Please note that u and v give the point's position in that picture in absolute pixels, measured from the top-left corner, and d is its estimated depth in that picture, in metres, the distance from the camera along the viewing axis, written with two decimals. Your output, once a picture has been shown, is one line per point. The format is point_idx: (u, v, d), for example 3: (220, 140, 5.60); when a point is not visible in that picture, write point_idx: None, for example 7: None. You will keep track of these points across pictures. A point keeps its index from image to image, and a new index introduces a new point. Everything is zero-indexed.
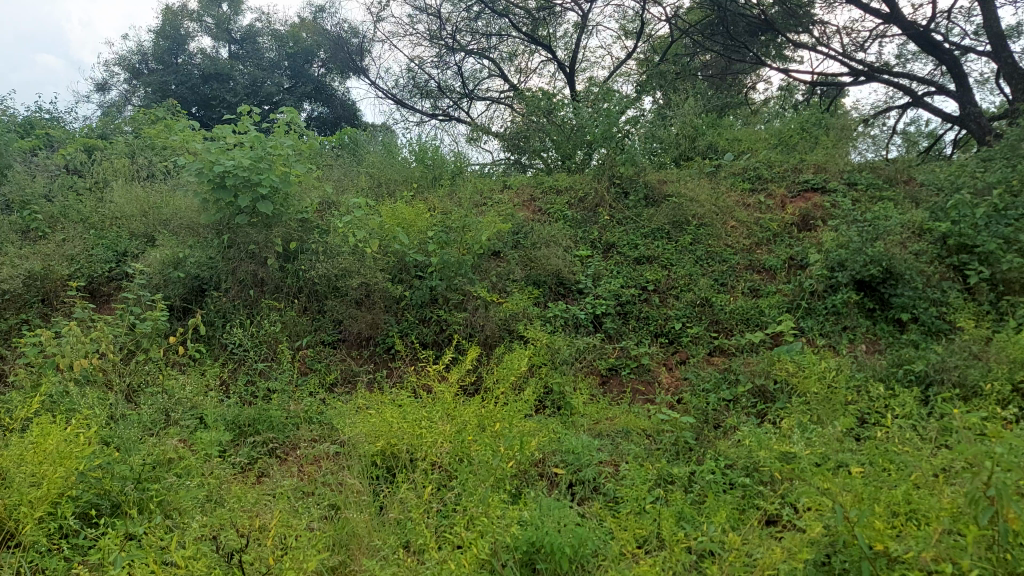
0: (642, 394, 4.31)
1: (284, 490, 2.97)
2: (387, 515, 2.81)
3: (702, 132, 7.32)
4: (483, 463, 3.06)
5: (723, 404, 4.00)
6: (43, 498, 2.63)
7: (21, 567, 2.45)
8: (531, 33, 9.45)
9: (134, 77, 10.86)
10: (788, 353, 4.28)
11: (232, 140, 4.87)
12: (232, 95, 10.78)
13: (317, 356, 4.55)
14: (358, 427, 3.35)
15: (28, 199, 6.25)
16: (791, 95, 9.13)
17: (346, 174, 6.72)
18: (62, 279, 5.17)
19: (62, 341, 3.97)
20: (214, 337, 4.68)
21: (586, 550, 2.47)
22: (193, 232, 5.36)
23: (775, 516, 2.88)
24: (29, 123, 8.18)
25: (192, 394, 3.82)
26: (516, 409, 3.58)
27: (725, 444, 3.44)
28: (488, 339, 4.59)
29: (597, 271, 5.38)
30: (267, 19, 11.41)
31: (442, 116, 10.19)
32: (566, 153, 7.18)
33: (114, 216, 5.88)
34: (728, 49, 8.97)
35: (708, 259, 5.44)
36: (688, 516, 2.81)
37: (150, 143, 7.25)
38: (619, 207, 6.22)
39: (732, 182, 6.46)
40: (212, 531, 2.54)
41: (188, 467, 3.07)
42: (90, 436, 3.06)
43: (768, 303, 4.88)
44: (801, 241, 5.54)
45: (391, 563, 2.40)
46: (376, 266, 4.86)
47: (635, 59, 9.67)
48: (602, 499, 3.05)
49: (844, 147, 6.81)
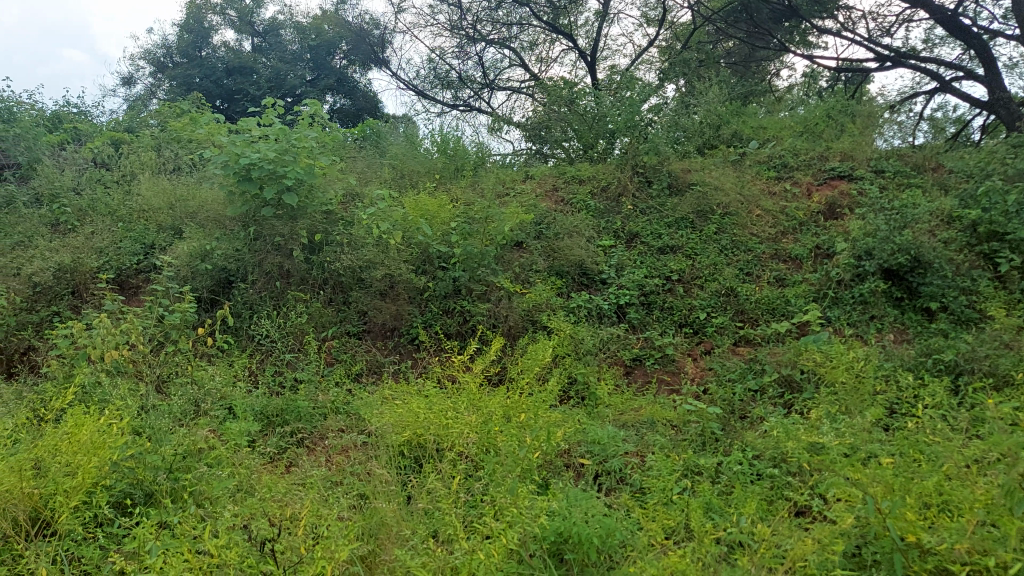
0: (667, 384, 4.30)
1: (313, 479, 2.98)
2: (415, 504, 2.82)
3: (726, 121, 7.29)
4: (510, 454, 3.05)
5: (749, 394, 3.99)
6: (77, 487, 2.63)
7: (58, 556, 2.48)
8: (552, 21, 9.34)
9: (160, 69, 11.16)
10: (815, 342, 4.24)
11: (257, 132, 4.93)
12: (255, 87, 10.85)
13: (343, 347, 4.57)
14: (385, 417, 3.37)
15: (58, 192, 6.35)
16: (816, 81, 8.99)
17: (370, 165, 6.74)
18: (91, 271, 5.23)
19: (92, 333, 3.99)
20: (242, 329, 4.73)
21: (614, 539, 2.44)
22: (220, 224, 5.40)
23: (805, 507, 2.85)
24: (57, 116, 8.31)
25: (222, 386, 3.86)
26: (542, 400, 3.57)
27: (752, 435, 3.42)
28: (511, 330, 4.58)
29: (621, 262, 5.36)
30: (289, 11, 11.34)
31: (463, 106, 10.16)
32: (587, 143, 7.10)
33: (141, 209, 5.94)
34: (752, 36, 8.85)
35: (733, 248, 5.39)
36: (717, 507, 2.78)
37: (176, 136, 7.34)
38: (643, 196, 6.19)
39: (757, 171, 6.42)
40: (244, 520, 2.56)
41: (219, 457, 3.12)
42: (123, 426, 3.08)
43: (793, 292, 4.84)
44: (828, 229, 5.48)
45: (421, 552, 2.39)
46: (399, 258, 4.86)
47: (657, 47, 9.59)
48: (629, 489, 3.03)
49: (870, 133, 6.69)
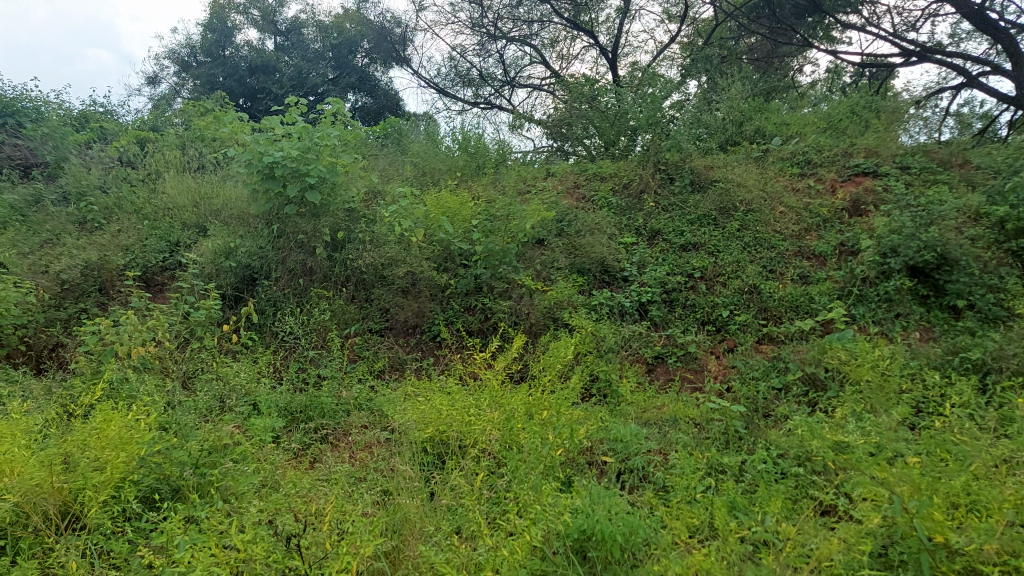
0: (689, 382, 4.29)
1: (337, 475, 2.99)
2: (438, 501, 2.82)
3: (750, 117, 7.22)
4: (533, 451, 3.05)
5: (773, 392, 3.97)
6: (106, 482, 2.66)
7: (88, 550, 2.50)
8: (573, 18, 9.31)
9: (184, 69, 11.33)
10: (839, 340, 4.20)
11: (281, 131, 4.97)
12: (278, 86, 10.95)
13: (366, 344, 4.60)
14: (409, 414, 3.39)
15: (85, 191, 6.44)
16: (839, 77, 8.89)
17: (392, 163, 6.77)
18: (117, 268, 5.29)
19: (120, 329, 4.03)
20: (266, 326, 4.77)
21: (637, 538, 2.42)
22: (244, 222, 5.45)
23: (831, 507, 2.82)
24: (83, 116, 8.41)
25: (247, 382, 3.90)
26: (564, 397, 3.57)
27: (776, 433, 3.39)
28: (533, 327, 4.58)
29: (643, 259, 5.34)
30: (312, 10, 11.38)
31: (484, 104, 10.17)
32: (608, 140, 7.14)
33: (166, 207, 6.00)
34: (775, 32, 8.73)
35: (756, 245, 5.35)
36: (741, 505, 2.77)
37: (200, 134, 7.40)
38: (665, 193, 6.17)
39: (780, 167, 6.37)
40: (270, 515, 2.58)
41: (244, 452, 3.14)
42: (150, 422, 3.11)
43: (817, 290, 4.80)
44: (852, 226, 5.42)
45: (445, 549, 2.40)
46: (421, 255, 4.87)
47: (678, 43, 9.55)
48: (652, 487, 3.01)
49: (895, 129, 6.61)
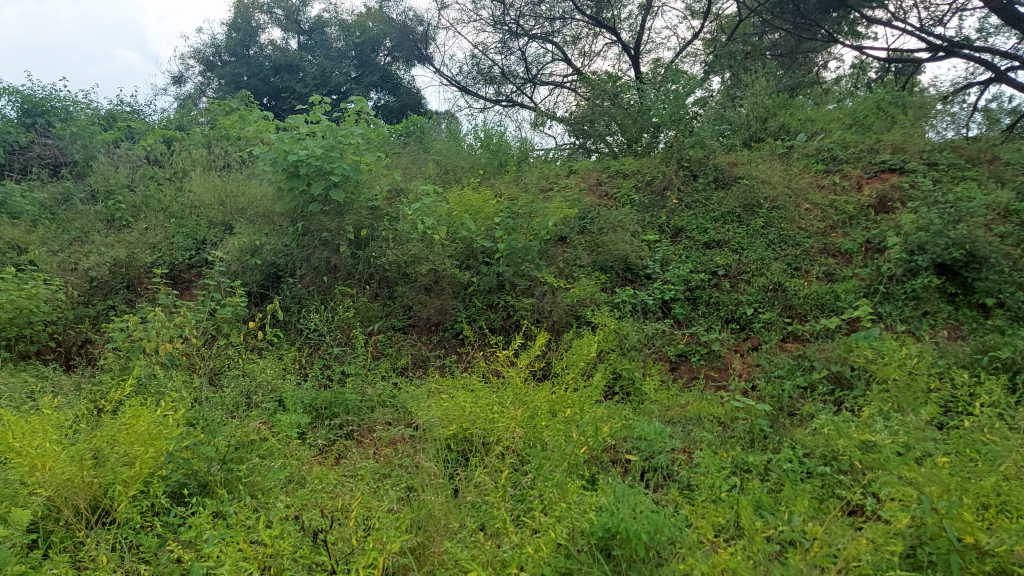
0: (714, 380, 4.26)
1: (362, 471, 3.01)
2: (462, 498, 2.83)
3: (774, 114, 7.17)
4: (557, 448, 3.05)
5: (798, 391, 3.93)
6: (136, 477, 2.69)
7: (117, 544, 2.53)
8: (595, 15, 9.27)
9: (209, 68, 11.55)
10: (866, 338, 4.16)
11: (305, 130, 5.01)
12: (301, 86, 11.02)
13: (389, 341, 4.62)
14: (432, 411, 3.40)
15: (113, 189, 6.52)
16: (865, 73, 8.79)
17: (415, 161, 6.79)
18: (144, 266, 5.36)
19: (147, 326, 4.07)
20: (291, 323, 4.80)
21: (662, 536, 2.41)
22: (269, 220, 5.49)
23: (858, 506, 2.80)
24: (111, 116, 8.52)
25: (273, 378, 3.93)
26: (588, 395, 3.56)
27: (802, 432, 3.36)
28: (555, 325, 4.57)
29: (666, 256, 5.32)
30: (335, 10, 11.44)
31: (506, 102, 10.17)
32: (631, 137, 7.10)
33: (193, 206, 6.06)
34: (799, 28, 8.64)
35: (781, 242, 5.31)
36: (766, 504, 2.74)
37: (225, 133, 7.47)
38: (689, 190, 6.13)
39: (805, 164, 6.31)
40: (296, 511, 2.60)
41: (271, 448, 3.18)
42: (178, 417, 3.14)
43: (843, 288, 4.75)
44: (879, 223, 5.36)
45: (470, 545, 2.40)
46: (444, 253, 4.88)
47: (701, 40, 9.51)
48: (677, 485, 3.00)
49: (922, 124, 6.52)
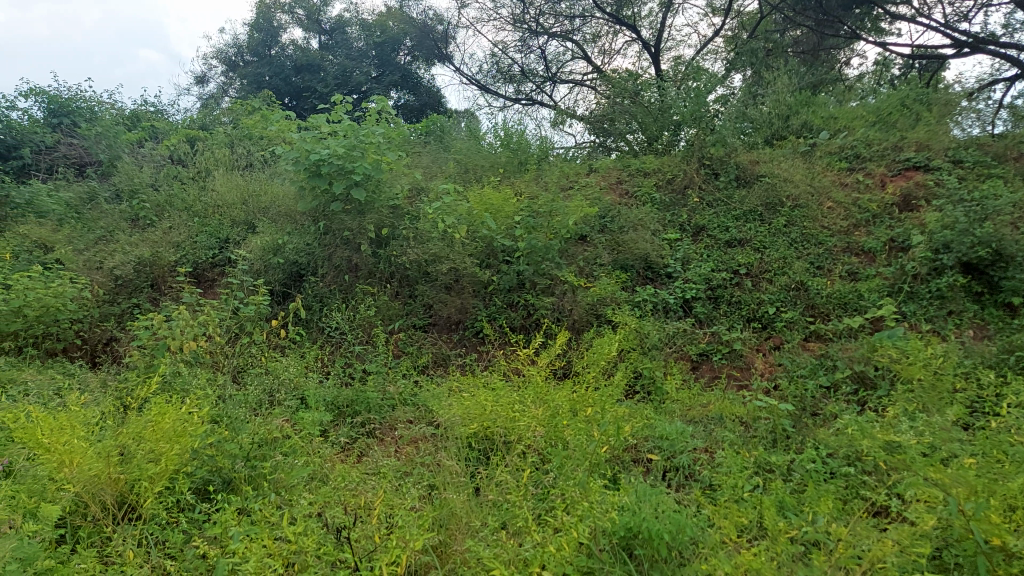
0: (736, 379, 4.23)
1: (385, 469, 3.03)
2: (484, 496, 2.83)
3: (796, 112, 7.14)
4: (579, 448, 3.05)
5: (822, 390, 3.90)
6: (161, 473, 2.71)
7: (143, 539, 2.56)
8: (615, 13, 9.22)
9: (231, 68, 11.63)
10: (890, 338, 4.11)
11: (326, 129, 5.03)
12: (322, 85, 11.06)
13: (411, 340, 4.63)
14: (454, 409, 3.40)
15: (137, 189, 6.59)
16: (888, 70, 8.70)
17: (435, 160, 6.81)
18: (168, 265, 5.42)
19: (172, 324, 4.11)
20: (313, 321, 4.84)
21: (685, 536, 2.40)
22: (291, 219, 5.53)
23: (883, 508, 2.77)
24: (135, 116, 8.60)
25: (295, 376, 3.95)
26: (609, 394, 3.55)
27: (825, 432, 3.33)
28: (576, 324, 4.57)
29: (687, 255, 5.29)
30: (355, 9, 11.49)
31: (526, 100, 10.18)
32: (651, 135, 7.06)
33: (216, 205, 6.10)
34: (822, 24, 8.58)
35: (804, 241, 5.27)
36: (790, 505, 2.72)
37: (248, 133, 7.52)
38: (710, 188, 6.10)
39: (828, 162, 6.26)
40: (319, 508, 2.61)
41: (294, 446, 3.20)
42: (203, 415, 3.16)
43: (866, 287, 4.70)
44: (903, 222, 5.29)
45: (492, 544, 2.41)
46: (464, 252, 4.88)
47: (722, 37, 9.46)
48: (699, 485, 2.98)
49: (947, 122, 6.44)
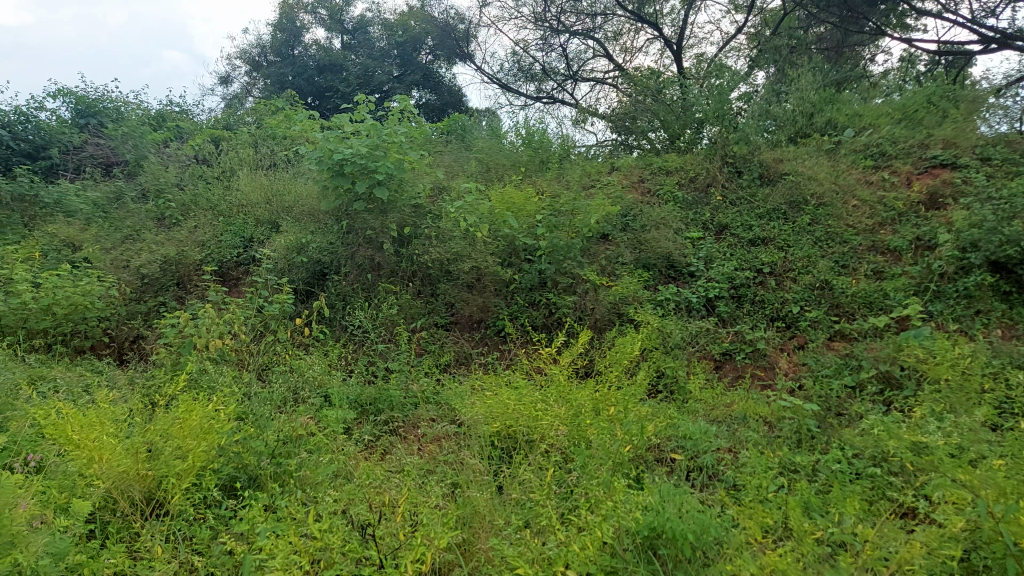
0: (760, 379, 4.20)
1: (409, 467, 3.04)
2: (507, 494, 2.83)
3: (821, 109, 7.05)
4: (602, 447, 3.04)
5: (847, 390, 3.87)
6: (189, 470, 2.74)
7: (171, 535, 2.58)
8: (637, 11, 9.14)
9: (255, 69, 11.74)
10: (916, 338, 4.07)
11: (349, 129, 5.04)
12: (344, 84, 11.09)
13: (433, 338, 4.65)
14: (477, 408, 3.41)
15: (163, 188, 6.67)
16: (913, 66, 8.59)
17: (457, 159, 6.82)
18: (194, 263, 5.48)
19: (198, 322, 4.15)
20: (336, 320, 4.86)
21: (708, 536, 2.39)
22: (314, 218, 5.56)
23: (910, 509, 2.73)
24: (161, 116, 8.71)
25: (319, 374, 3.98)
26: (632, 393, 3.55)
27: (851, 433, 3.30)
28: (598, 323, 4.56)
29: (710, 253, 5.27)
30: (378, 9, 11.54)
31: (546, 99, 10.17)
32: (674, 133, 7.02)
33: (240, 204, 6.15)
34: (845, 21, 8.48)
35: (828, 239, 5.23)
36: (815, 505, 2.70)
37: (271, 133, 7.58)
38: (733, 186, 6.07)
39: (853, 160, 6.20)
40: (344, 505, 2.63)
41: (319, 443, 3.22)
42: (229, 412, 3.19)
43: (892, 286, 4.65)
44: (929, 220, 5.21)
45: (517, 543, 2.41)
46: (486, 250, 4.88)
47: (745, 34, 9.39)
48: (723, 486, 2.96)
49: (975, 119, 6.33)
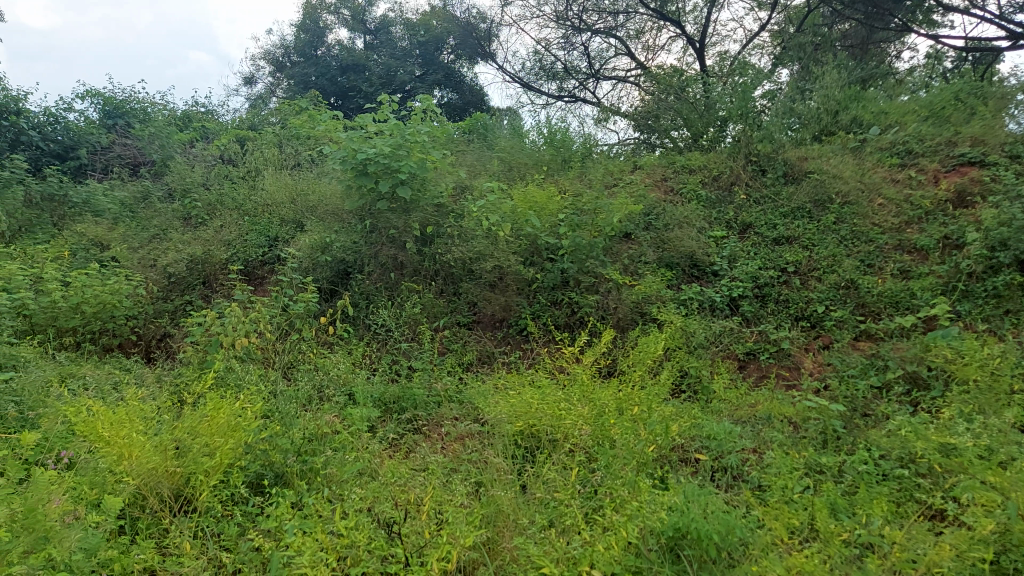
0: (785, 379, 4.17)
1: (433, 466, 3.05)
2: (531, 494, 2.84)
3: (846, 107, 6.97)
4: (626, 447, 3.03)
5: (873, 391, 3.83)
6: (216, 467, 2.78)
7: (199, 531, 2.61)
8: (659, 9, 9.08)
9: (279, 69, 11.83)
10: (944, 338, 4.02)
11: (373, 129, 5.08)
12: (368, 84, 11.11)
13: (455, 337, 4.66)
14: (500, 407, 3.42)
15: (190, 188, 6.75)
16: (939, 63, 8.48)
17: (480, 158, 6.83)
18: (220, 262, 5.55)
19: (225, 321, 4.19)
20: (360, 318, 4.89)
21: (734, 537, 2.38)
22: (338, 218, 5.58)
23: (939, 511, 2.70)
24: (187, 116, 8.81)
25: (344, 372, 4.00)
26: (656, 393, 3.54)
27: (877, 433, 3.27)
28: (620, 322, 4.55)
29: (733, 252, 5.24)
30: (400, 9, 11.57)
31: (568, 97, 10.17)
32: (697, 131, 7.00)
33: (265, 204, 6.20)
34: (871, 17, 8.39)
35: (853, 238, 5.18)
36: (842, 507, 2.67)
37: (296, 133, 7.63)
38: (757, 184, 6.03)
39: (879, 158, 6.14)
40: (370, 503, 2.64)
41: (344, 441, 3.24)
42: (256, 410, 3.22)
43: (919, 286, 4.59)
44: (957, 218, 5.14)
45: (541, 542, 2.41)
46: (509, 249, 4.89)
47: (768, 31, 9.32)
48: (747, 486, 2.95)
49: (1004, 116, 6.23)
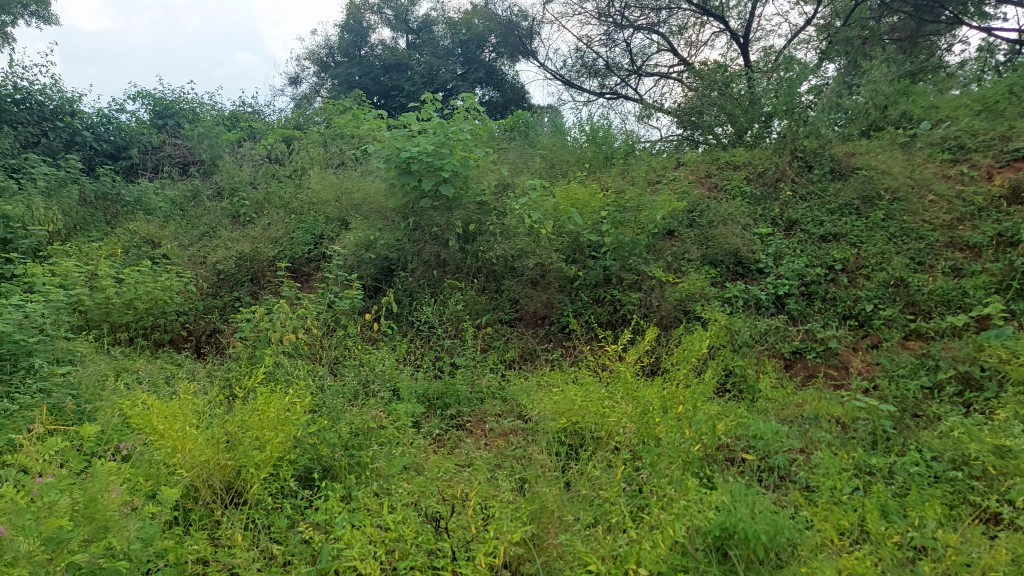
0: (833, 379, 4.11)
1: (477, 462, 3.06)
2: (576, 490, 2.83)
3: (896, 102, 6.82)
4: (671, 445, 3.01)
5: (924, 392, 3.74)
6: (266, 460, 2.83)
7: (250, 522, 2.66)
8: (702, 4, 8.99)
9: (323, 69, 11.97)
10: (998, 338, 3.91)
11: (416, 127, 5.11)
12: (410, 83, 11.23)
13: (497, 334, 4.68)
14: (544, 404, 3.42)
15: (238, 187, 6.87)
16: (992, 55, 8.25)
17: (522, 155, 6.84)
18: (268, 260, 5.59)
19: (273, 317, 4.26)
20: (403, 316, 4.93)
21: (782, 537, 2.35)
22: (382, 216, 5.57)
23: (993, 514, 2.64)
24: (234, 116, 8.98)
25: (390, 369, 4.04)
26: (701, 392, 3.50)
27: (929, 435, 3.20)
28: (664, 320, 4.51)
29: (779, 250, 5.16)
30: (442, 8, 11.64)
31: (610, 95, 10.12)
32: (741, 127, 6.95)
33: (311, 202, 6.28)
34: (920, 10, 8.20)
35: (903, 236, 5.07)
36: (893, 508, 2.62)
37: (340, 132, 7.71)
38: (803, 180, 5.94)
39: (929, 154, 6.00)
40: (416, 497, 2.67)
41: (390, 436, 3.27)
42: (304, 404, 3.27)
43: (971, 284, 4.47)
44: (1012, 214, 4.98)
45: (588, 539, 2.41)
46: (551, 246, 4.91)
47: (814, 25, 9.16)
48: (795, 487, 2.90)
49: None
